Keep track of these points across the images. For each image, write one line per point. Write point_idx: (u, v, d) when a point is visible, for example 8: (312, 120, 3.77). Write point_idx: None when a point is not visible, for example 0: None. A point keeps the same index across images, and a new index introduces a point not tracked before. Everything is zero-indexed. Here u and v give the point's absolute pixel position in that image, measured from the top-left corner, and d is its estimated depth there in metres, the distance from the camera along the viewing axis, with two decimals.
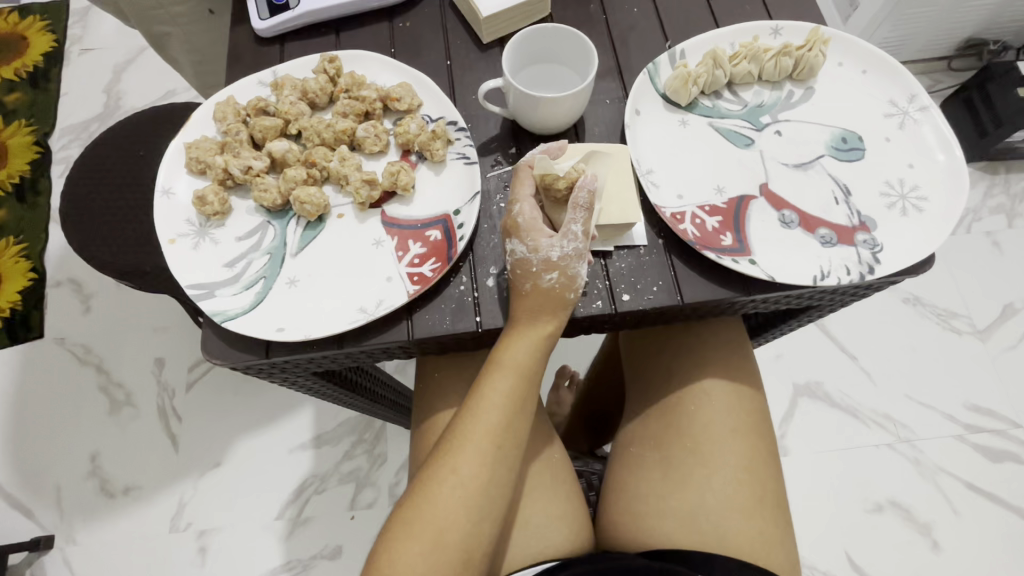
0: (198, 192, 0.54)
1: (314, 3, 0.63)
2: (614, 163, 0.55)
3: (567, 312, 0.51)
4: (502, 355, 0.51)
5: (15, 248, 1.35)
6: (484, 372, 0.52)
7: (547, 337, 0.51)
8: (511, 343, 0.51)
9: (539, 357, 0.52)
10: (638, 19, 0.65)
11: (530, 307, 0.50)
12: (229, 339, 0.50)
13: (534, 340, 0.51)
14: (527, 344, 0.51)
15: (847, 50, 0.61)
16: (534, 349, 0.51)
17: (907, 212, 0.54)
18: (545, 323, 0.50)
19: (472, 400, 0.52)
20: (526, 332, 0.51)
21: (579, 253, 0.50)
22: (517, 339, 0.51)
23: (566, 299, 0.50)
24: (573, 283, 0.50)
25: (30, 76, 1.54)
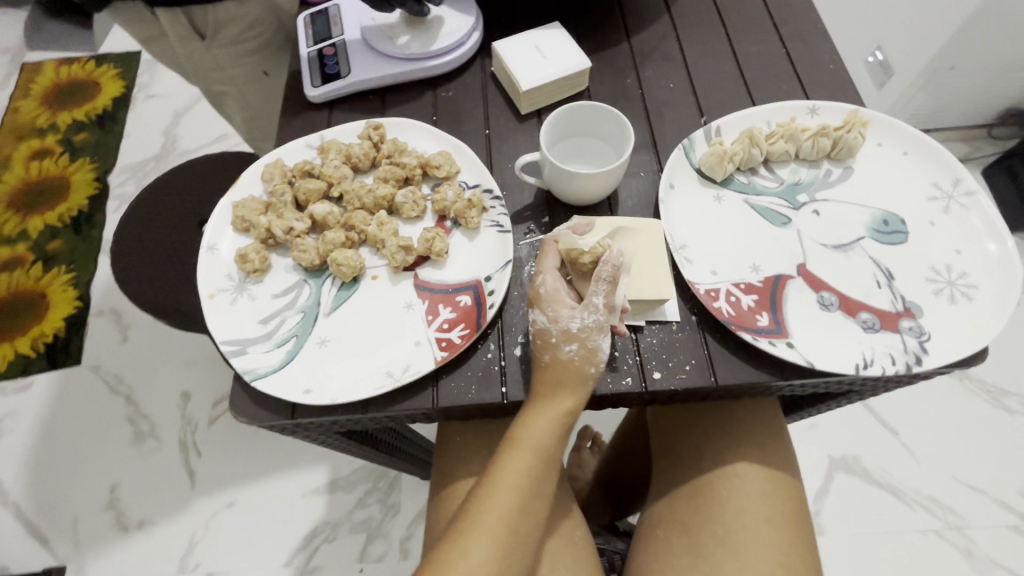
0: (241, 250, 0.56)
1: (365, 74, 0.67)
2: (643, 238, 0.54)
3: (587, 388, 0.50)
4: (518, 431, 0.50)
5: (64, 277, 1.42)
6: (502, 450, 0.51)
7: (571, 417, 0.50)
8: (533, 421, 0.50)
9: (560, 437, 0.51)
10: (673, 95, 0.67)
11: (556, 388, 0.49)
12: (256, 397, 0.51)
13: (557, 420, 0.50)
14: (549, 424, 0.50)
15: (887, 131, 0.61)
16: (556, 429, 0.50)
17: (956, 299, 0.52)
18: (572, 403, 0.49)
19: (489, 478, 0.50)
20: (551, 412, 0.49)
21: (602, 326, 0.50)
22: (539, 419, 0.50)
23: (587, 372, 0.49)
24: (596, 358, 0.50)
25: (98, 119, 1.66)
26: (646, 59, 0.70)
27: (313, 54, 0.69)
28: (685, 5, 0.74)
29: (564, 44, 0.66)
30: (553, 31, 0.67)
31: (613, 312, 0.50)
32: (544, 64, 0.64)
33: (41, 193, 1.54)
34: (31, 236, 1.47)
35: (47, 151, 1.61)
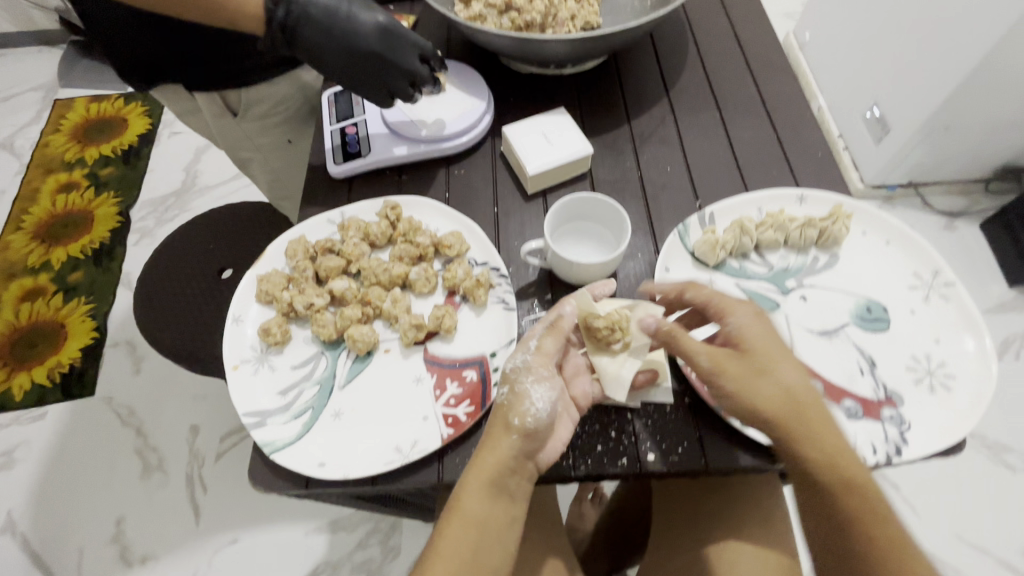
0: (265, 323, 0.60)
1: (383, 153, 0.72)
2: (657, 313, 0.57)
3: (513, 434, 0.51)
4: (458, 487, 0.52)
5: (83, 308, 1.44)
6: (440, 522, 0.51)
7: (506, 480, 0.51)
8: (466, 490, 0.50)
9: (499, 502, 0.51)
10: (670, 177, 0.72)
11: (483, 448, 0.52)
12: (274, 466, 0.55)
13: (490, 485, 0.51)
14: (483, 491, 0.50)
15: (870, 221, 0.65)
16: (490, 494, 0.51)
17: (936, 390, 0.55)
18: (503, 466, 0.51)
19: (429, 551, 0.50)
20: (483, 476, 0.51)
21: (528, 369, 0.54)
22: (470, 487, 0.50)
23: (509, 423, 0.52)
24: (519, 406, 0.52)
25: (124, 154, 1.71)
26: (645, 141, 0.75)
27: (336, 132, 0.74)
28: (683, 89, 0.79)
29: (570, 132, 0.71)
30: (560, 117, 0.72)
31: (546, 360, 0.54)
32: (551, 150, 0.69)
33: (66, 225, 1.58)
34: (54, 267, 1.50)
35: (72, 184, 1.65)
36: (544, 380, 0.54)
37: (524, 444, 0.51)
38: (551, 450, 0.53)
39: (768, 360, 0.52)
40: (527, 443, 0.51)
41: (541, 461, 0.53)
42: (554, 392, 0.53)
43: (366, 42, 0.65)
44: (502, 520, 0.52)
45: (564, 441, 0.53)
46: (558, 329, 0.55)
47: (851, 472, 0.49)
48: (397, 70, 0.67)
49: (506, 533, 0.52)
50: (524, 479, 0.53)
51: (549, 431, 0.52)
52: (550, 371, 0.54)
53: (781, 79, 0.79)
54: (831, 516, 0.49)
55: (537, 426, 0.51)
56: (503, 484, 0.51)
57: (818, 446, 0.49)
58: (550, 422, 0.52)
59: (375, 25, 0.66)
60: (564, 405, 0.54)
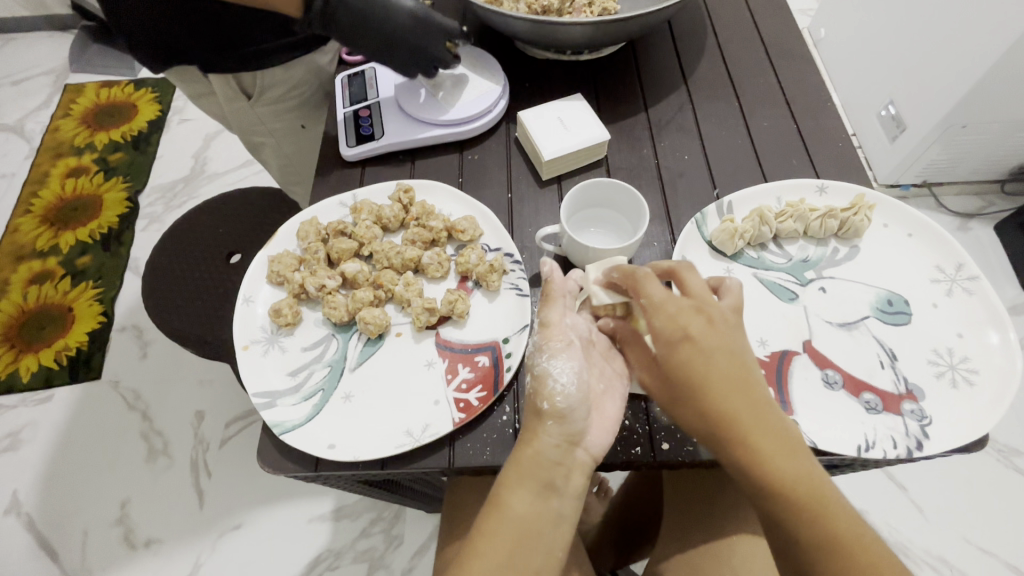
0: (275, 304, 0.59)
1: (396, 136, 0.71)
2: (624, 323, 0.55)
3: (544, 420, 0.50)
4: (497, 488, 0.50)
5: (90, 292, 1.44)
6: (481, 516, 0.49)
7: (554, 476, 0.49)
8: (510, 491, 0.49)
9: (546, 502, 0.49)
10: (687, 165, 0.70)
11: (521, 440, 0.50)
12: (282, 448, 0.54)
13: (535, 484, 0.49)
14: (529, 490, 0.48)
15: (891, 213, 0.64)
16: (534, 491, 0.49)
17: (958, 384, 0.54)
18: (548, 459, 0.49)
19: (470, 547, 0.48)
20: (525, 472, 0.49)
21: (542, 349, 0.52)
22: (514, 486, 0.49)
23: (539, 409, 0.50)
24: (545, 390, 0.50)
25: (133, 140, 1.71)
26: (662, 129, 0.74)
27: (349, 115, 0.74)
28: (701, 78, 0.78)
29: (585, 117, 0.70)
30: (576, 102, 0.71)
31: (558, 336, 0.53)
32: (566, 135, 0.68)
33: (74, 210, 1.58)
34: (62, 251, 1.50)
35: (81, 168, 1.65)
36: (561, 353, 0.52)
37: (561, 426, 0.50)
38: (602, 436, 0.52)
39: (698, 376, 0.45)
40: (563, 428, 0.50)
41: (587, 446, 0.51)
42: (575, 364, 0.51)
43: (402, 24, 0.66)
44: (550, 520, 0.49)
45: (614, 420, 0.52)
46: (554, 298, 0.54)
47: (791, 495, 0.42)
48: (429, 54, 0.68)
49: (556, 534, 0.49)
50: (576, 470, 0.50)
51: (584, 410, 0.50)
52: (566, 343, 0.52)
53: (801, 70, 0.78)
54: (779, 535, 0.43)
55: (568, 404, 0.50)
56: (552, 481, 0.49)
57: (756, 468, 0.43)
58: (581, 399, 0.50)
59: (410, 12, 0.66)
60: (607, 379, 0.54)
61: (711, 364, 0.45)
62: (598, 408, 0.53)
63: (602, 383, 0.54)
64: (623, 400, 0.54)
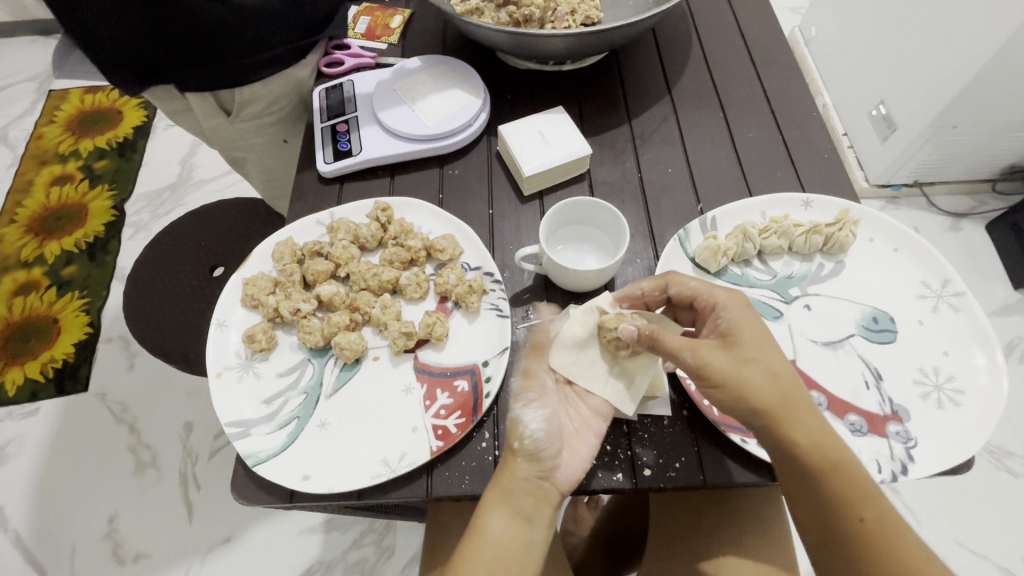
0: (249, 329, 0.58)
1: (374, 151, 0.70)
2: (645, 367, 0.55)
3: (518, 458, 0.50)
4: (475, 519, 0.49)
5: (76, 302, 1.42)
6: (461, 541, 0.49)
7: (524, 505, 0.49)
8: (486, 515, 0.48)
9: (519, 529, 0.48)
10: (671, 179, 0.69)
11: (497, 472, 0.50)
12: (257, 479, 0.53)
13: (507, 512, 0.48)
14: (501, 517, 0.48)
15: (878, 228, 0.63)
16: (512, 517, 0.48)
17: (944, 405, 0.53)
18: (517, 490, 0.49)
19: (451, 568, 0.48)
20: (497, 500, 0.48)
21: (517, 396, 0.53)
22: (490, 510, 0.48)
23: (512, 442, 0.51)
24: (516, 430, 0.51)
25: (118, 147, 1.68)
26: (645, 141, 0.72)
27: (327, 129, 0.72)
28: (686, 87, 0.77)
29: (567, 131, 0.69)
30: (558, 116, 0.70)
31: (534, 385, 0.54)
32: (547, 150, 0.67)
33: (60, 219, 1.55)
34: (48, 261, 1.48)
35: (66, 176, 1.62)
36: (535, 401, 0.53)
37: (534, 465, 0.50)
38: (573, 472, 0.51)
39: (760, 348, 0.48)
40: (533, 463, 0.50)
41: (559, 480, 0.51)
42: (546, 411, 0.52)
43: None
44: (524, 548, 0.48)
45: (587, 459, 0.52)
46: (538, 354, 0.56)
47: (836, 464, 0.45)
48: None
49: (528, 561, 0.48)
50: (544, 501, 0.50)
51: (552, 450, 0.50)
52: (539, 392, 0.54)
53: (787, 79, 0.77)
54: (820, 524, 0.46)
55: (539, 447, 0.50)
56: (522, 509, 0.49)
57: (800, 435, 0.45)
58: (552, 442, 0.50)
59: None
60: (579, 422, 0.53)
61: (757, 340, 0.48)
62: (570, 446, 0.52)
63: (576, 421, 0.53)
64: (599, 438, 0.52)
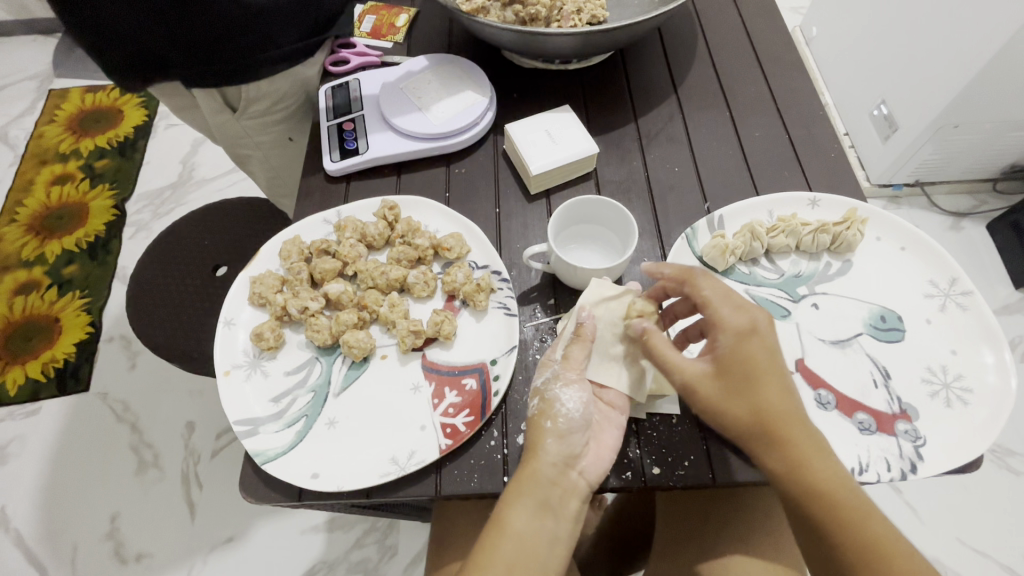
0: (257, 328, 0.58)
1: (381, 150, 0.70)
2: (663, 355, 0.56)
3: (550, 442, 0.50)
4: (501, 510, 0.48)
5: (77, 302, 1.41)
6: (483, 534, 0.48)
7: (551, 495, 0.49)
8: (510, 507, 0.48)
9: (543, 522, 0.48)
10: (678, 177, 0.69)
11: (525, 461, 0.50)
12: (265, 476, 0.53)
13: (534, 501, 0.48)
14: (529, 507, 0.48)
15: (885, 227, 0.63)
16: (537, 510, 0.48)
17: (952, 404, 0.53)
18: (546, 477, 0.49)
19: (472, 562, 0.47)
20: (526, 489, 0.48)
21: (556, 376, 0.52)
22: (516, 504, 0.48)
23: (542, 427, 0.51)
24: (551, 410, 0.51)
25: (119, 146, 1.68)
26: (651, 140, 0.72)
27: (333, 128, 0.72)
28: (692, 87, 0.77)
29: (574, 130, 0.69)
30: (565, 115, 0.70)
31: (575, 366, 0.53)
32: (555, 149, 0.67)
33: (60, 218, 1.55)
34: (48, 260, 1.48)
35: (67, 175, 1.62)
36: (574, 382, 0.52)
37: (564, 450, 0.50)
38: (599, 464, 0.51)
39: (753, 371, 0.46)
40: (563, 447, 0.50)
41: (584, 471, 0.51)
42: (584, 394, 0.52)
43: None
44: (547, 542, 0.48)
45: (613, 450, 0.52)
46: (581, 339, 0.53)
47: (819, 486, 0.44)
48: None
49: (550, 557, 0.48)
50: (570, 493, 0.50)
51: (583, 434, 0.50)
52: (579, 374, 0.53)
53: (793, 78, 0.77)
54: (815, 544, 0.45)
55: (571, 428, 0.50)
56: (548, 500, 0.49)
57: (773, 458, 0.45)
58: (582, 425, 0.51)
59: None
60: (602, 413, 0.53)
61: (752, 361, 0.46)
62: (596, 438, 0.52)
63: (600, 414, 0.53)
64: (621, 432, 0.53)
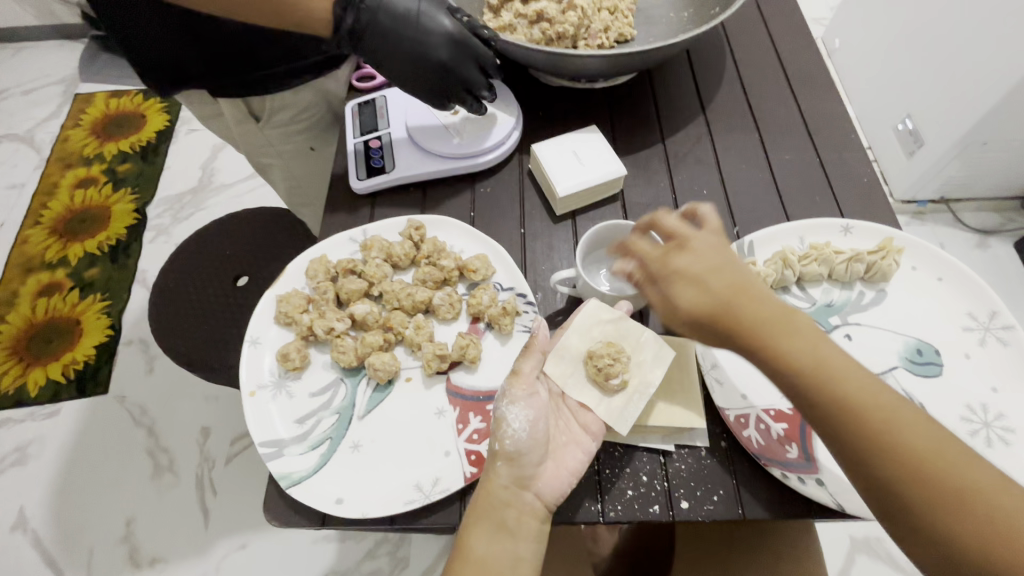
0: (283, 348, 0.58)
1: (407, 169, 0.70)
2: (686, 385, 0.54)
3: (496, 464, 0.50)
4: (461, 537, 0.49)
5: (98, 305, 1.43)
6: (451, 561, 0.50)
7: (507, 517, 0.49)
8: (467, 532, 0.49)
9: (502, 544, 0.49)
10: (706, 200, 0.68)
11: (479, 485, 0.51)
12: (289, 499, 0.53)
13: (490, 524, 0.49)
14: (483, 529, 0.49)
15: (921, 256, 0.61)
16: (493, 533, 0.49)
17: (993, 444, 0.51)
18: (497, 501, 0.49)
19: None
20: (481, 512, 0.49)
21: (503, 394, 0.52)
22: (473, 529, 0.49)
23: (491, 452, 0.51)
24: (498, 430, 0.51)
25: (141, 150, 1.71)
26: (679, 161, 0.72)
27: (359, 145, 0.72)
28: (720, 107, 0.76)
29: (600, 151, 0.68)
30: (592, 135, 0.69)
31: (523, 382, 0.53)
32: (581, 170, 0.66)
33: (83, 221, 1.57)
34: (70, 263, 1.50)
35: (90, 179, 1.64)
36: (520, 400, 0.52)
37: (513, 471, 0.50)
38: (559, 485, 0.51)
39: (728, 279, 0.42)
40: (513, 470, 0.50)
41: (541, 492, 0.50)
42: (530, 413, 0.51)
43: (435, 53, 0.64)
44: (509, 564, 0.49)
45: (574, 473, 0.51)
46: (532, 350, 0.54)
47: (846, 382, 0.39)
48: (460, 79, 0.66)
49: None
50: (528, 513, 0.50)
51: (534, 455, 0.50)
52: (529, 393, 0.52)
53: (824, 100, 0.76)
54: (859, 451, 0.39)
55: (517, 448, 0.50)
56: (505, 522, 0.49)
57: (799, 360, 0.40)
58: (532, 444, 0.51)
59: (445, 36, 0.64)
60: (569, 434, 0.53)
61: (726, 275, 0.42)
62: (556, 458, 0.52)
63: (565, 435, 0.53)
64: (587, 456, 0.51)
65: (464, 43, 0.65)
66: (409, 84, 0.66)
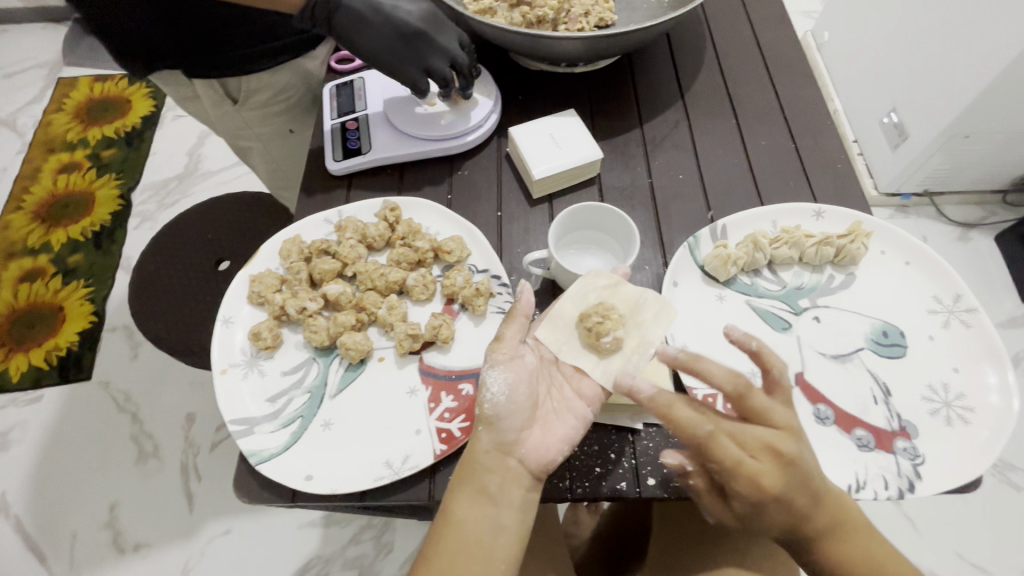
0: (255, 327, 0.58)
1: (384, 151, 0.69)
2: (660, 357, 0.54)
3: (482, 429, 0.50)
4: (444, 507, 0.48)
5: (82, 291, 1.42)
6: (432, 534, 0.48)
7: (489, 484, 0.48)
8: (450, 499, 0.48)
9: (483, 511, 0.47)
10: (682, 185, 0.69)
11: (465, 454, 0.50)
12: (260, 476, 0.53)
13: (472, 490, 0.48)
14: (466, 494, 0.48)
15: (890, 240, 0.62)
16: (476, 500, 0.48)
17: (953, 422, 0.52)
18: (481, 466, 0.49)
19: (422, 558, 0.47)
20: (464, 477, 0.49)
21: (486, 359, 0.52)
22: (456, 497, 0.48)
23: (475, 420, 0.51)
24: (479, 396, 0.51)
25: (126, 136, 1.68)
26: (656, 146, 0.72)
27: (336, 126, 0.72)
28: (699, 93, 0.76)
29: (577, 134, 0.68)
30: (569, 118, 0.69)
31: (505, 347, 0.52)
32: (558, 152, 0.67)
33: (67, 206, 1.55)
34: (54, 248, 1.48)
35: (74, 164, 1.62)
36: (502, 364, 0.52)
37: (500, 437, 0.50)
38: (544, 452, 0.50)
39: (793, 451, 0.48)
40: (495, 435, 0.50)
41: (527, 459, 0.49)
42: (512, 377, 0.51)
43: (410, 20, 0.64)
44: (491, 533, 0.47)
45: (563, 440, 0.50)
46: (515, 315, 0.54)
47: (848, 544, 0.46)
48: (438, 48, 0.65)
49: (498, 546, 0.47)
50: (511, 480, 0.49)
51: (515, 420, 0.50)
52: (513, 357, 0.52)
53: (802, 88, 0.76)
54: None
55: (497, 412, 0.50)
56: (487, 489, 0.48)
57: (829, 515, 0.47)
58: (513, 409, 0.50)
59: (419, 6, 0.65)
60: (562, 401, 0.53)
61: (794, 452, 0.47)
62: (544, 424, 0.51)
63: (557, 402, 0.53)
64: (581, 423, 0.51)
65: (438, 16, 0.66)
66: (388, 62, 0.66)
